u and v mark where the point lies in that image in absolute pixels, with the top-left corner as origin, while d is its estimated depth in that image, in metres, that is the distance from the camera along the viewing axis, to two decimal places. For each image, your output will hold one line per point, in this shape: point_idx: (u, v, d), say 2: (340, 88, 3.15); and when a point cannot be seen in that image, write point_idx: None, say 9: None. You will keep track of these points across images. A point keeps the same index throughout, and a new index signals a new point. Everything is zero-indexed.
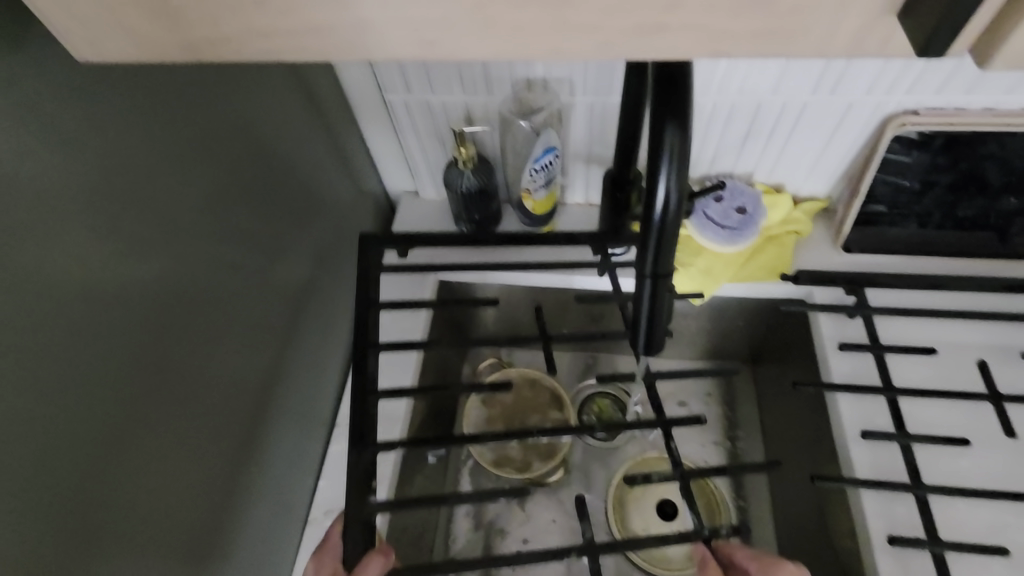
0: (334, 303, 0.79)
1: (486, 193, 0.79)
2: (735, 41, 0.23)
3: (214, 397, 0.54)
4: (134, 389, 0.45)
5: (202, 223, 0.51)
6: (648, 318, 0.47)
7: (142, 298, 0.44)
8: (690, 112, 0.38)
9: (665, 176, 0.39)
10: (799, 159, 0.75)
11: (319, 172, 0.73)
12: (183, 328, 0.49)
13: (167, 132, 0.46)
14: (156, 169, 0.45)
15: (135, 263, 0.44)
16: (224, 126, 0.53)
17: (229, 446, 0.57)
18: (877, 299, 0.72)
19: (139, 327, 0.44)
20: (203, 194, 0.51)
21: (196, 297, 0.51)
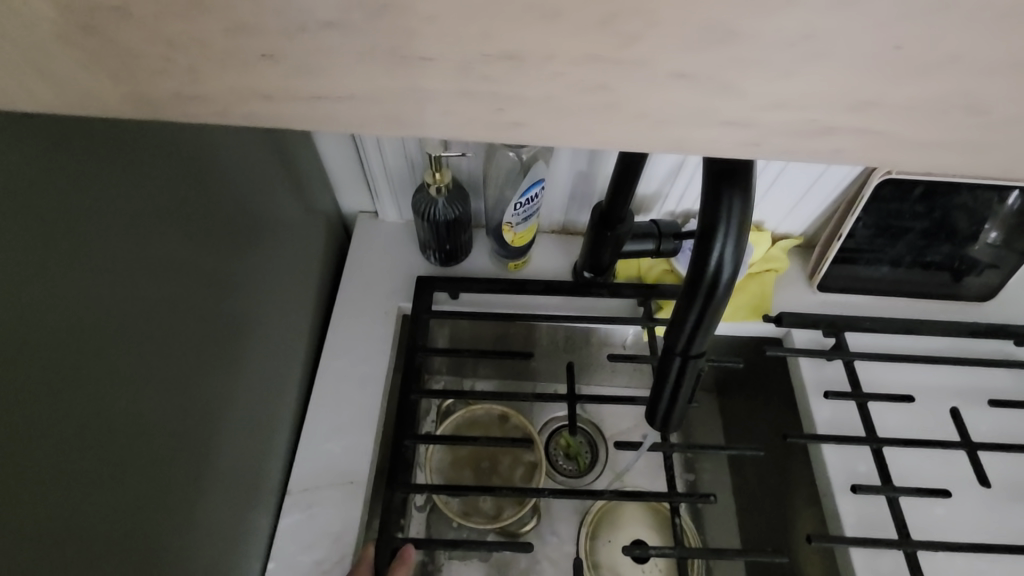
0: (287, 347, 0.69)
1: (460, 223, 0.72)
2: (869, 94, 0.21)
3: (147, 493, 0.44)
4: (38, 519, 0.34)
5: (131, 277, 0.41)
6: (674, 395, 0.42)
7: (47, 384, 0.34)
8: (752, 178, 0.33)
9: (720, 246, 0.34)
10: (782, 199, 0.74)
11: (269, 202, 0.63)
12: (105, 413, 0.39)
13: (81, 166, 0.36)
14: (66, 215, 0.35)
15: (35, 339, 0.33)
16: (155, 168, 0.43)
17: (168, 543, 0.47)
18: (855, 343, 0.72)
19: (50, 435, 0.34)
20: (130, 255, 0.40)
21: (123, 370, 0.40)
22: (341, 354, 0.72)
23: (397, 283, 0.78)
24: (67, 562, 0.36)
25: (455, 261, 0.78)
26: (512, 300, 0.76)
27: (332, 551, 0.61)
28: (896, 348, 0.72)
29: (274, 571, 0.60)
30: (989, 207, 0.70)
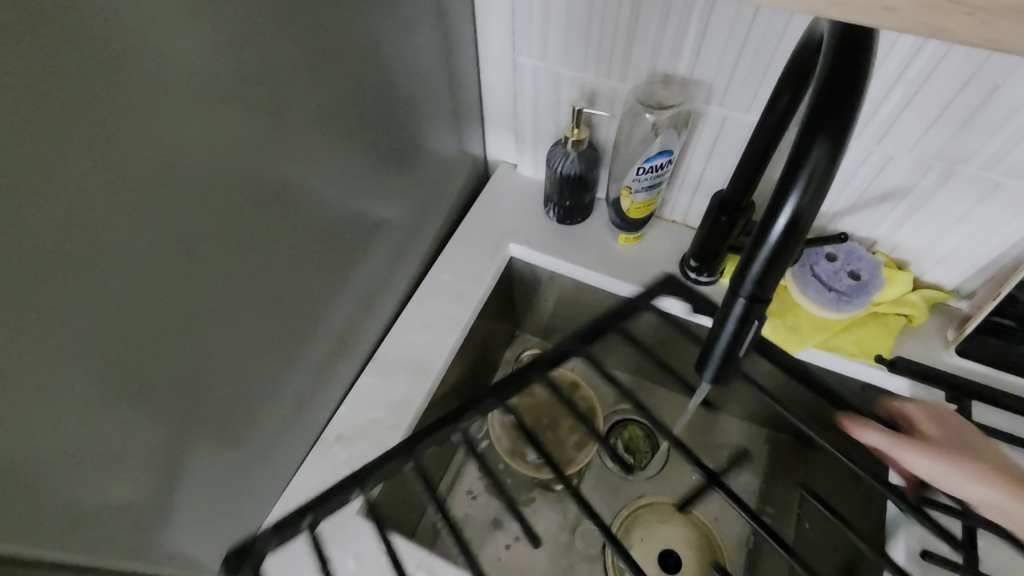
0: (404, 247, 0.79)
1: (585, 181, 0.77)
2: None
3: (277, 294, 0.56)
4: (211, 264, 0.46)
5: (313, 126, 0.52)
6: (728, 343, 0.43)
7: (245, 177, 0.46)
8: (851, 126, 0.34)
9: (800, 191, 0.35)
10: (934, 241, 0.67)
11: (429, 117, 0.73)
12: (266, 215, 0.51)
13: (310, 30, 0.47)
14: (291, 60, 0.46)
15: (249, 141, 0.45)
16: (360, 43, 0.55)
17: (276, 344, 0.58)
18: (981, 416, 0.64)
19: (239, 205, 0.46)
20: (323, 101, 0.52)
21: (287, 192, 0.52)
22: (448, 270, 0.82)
23: (514, 226, 0.85)
24: (217, 313, 0.49)
25: (570, 220, 0.83)
26: (613, 270, 0.79)
27: (392, 418, 0.71)
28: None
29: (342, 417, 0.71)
30: None
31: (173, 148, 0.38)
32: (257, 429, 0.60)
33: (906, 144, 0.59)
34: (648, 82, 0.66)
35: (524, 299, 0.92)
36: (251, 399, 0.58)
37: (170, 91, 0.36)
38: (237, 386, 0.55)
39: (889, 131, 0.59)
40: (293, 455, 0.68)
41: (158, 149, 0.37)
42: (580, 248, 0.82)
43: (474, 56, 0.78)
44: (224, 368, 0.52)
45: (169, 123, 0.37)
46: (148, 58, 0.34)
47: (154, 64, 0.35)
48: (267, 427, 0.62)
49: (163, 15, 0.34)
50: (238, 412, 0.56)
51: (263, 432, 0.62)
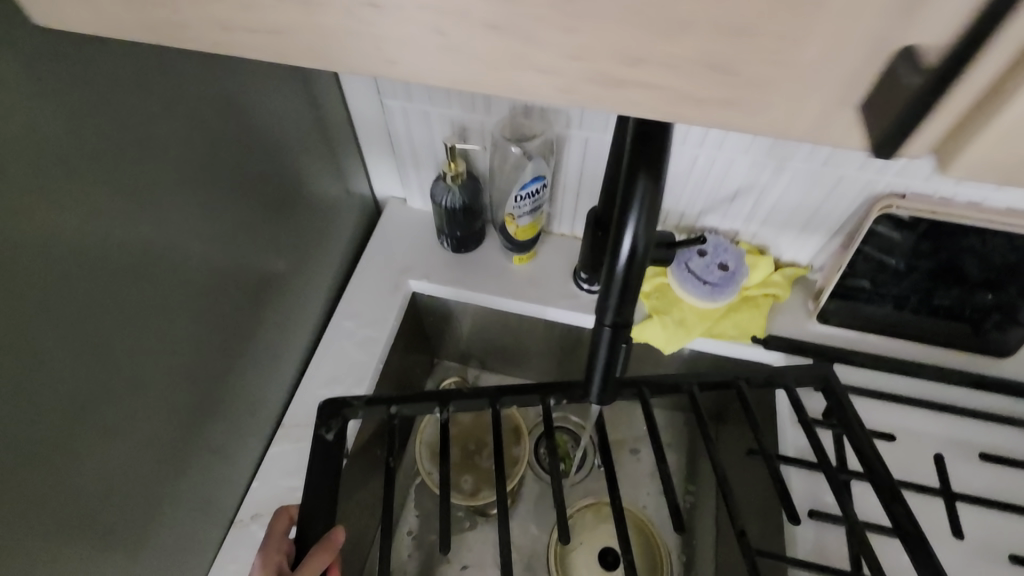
0: (299, 302, 0.77)
1: (472, 211, 0.79)
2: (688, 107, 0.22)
3: (159, 384, 0.53)
4: (59, 377, 0.42)
5: (162, 205, 0.49)
6: (603, 366, 0.46)
7: (85, 273, 0.43)
8: (664, 164, 0.37)
9: (632, 226, 0.38)
10: (784, 226, 0.75)
11: (304, 168, 0.72)
12: (125, 313, 0.47)
13: (130, 110, 0.44)
14: (113, 145, 0.43)
15: (83, 242, 0.42)
16: (206, 111, 0.53)
17: (165, 436, 0.55)
18: (844, 376, 0.71)
19: (85, 308, 0.43)
20: (170, 179, 0.50)
21: (150, 281, 0.50)
22: (350, 317, 0.81)
23: (411, 261, 0.85)
24: (93, 419, 0.46)
25: (466, 248, 0.85)
26: (514, 291, 0.82)
27: None
28: (892, 388, 0.70)
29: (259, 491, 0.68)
30: (1005, 254, 0.65)
31: None
32: (159, 528, 0.56)
33: (741, 148, 0.66)
34: (511, 113, 0.69)
35: (436, 329, 0.93)
36: (149, 499, 0.54)
37: None
38: (130, 489, 0.52)
39: (725, 138, 0.66)
40: (209, 544, 0.65)
41: None
42: (479, 274, 0.83)
43: (342, 101, 0.77)
44: (111, 475, 0.49)
45: None
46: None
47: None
48: (172, 524, 0.58)
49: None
50: (131, 520, 0.52)
51: (169, 528, 0.58)
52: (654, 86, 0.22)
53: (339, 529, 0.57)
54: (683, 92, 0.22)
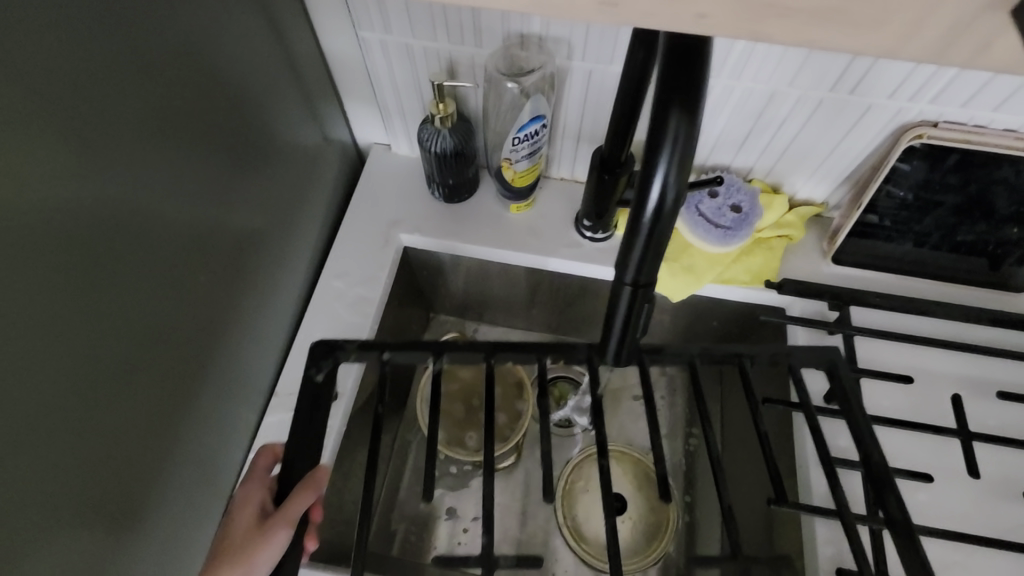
0: (283, 263, 0.72)
1: (464, 157, 0.72)
2: (776, 27, 0.17)
3: (138, 364, 0.49)
4: (22, 366, 0.38)
5: (119, 162, 0.43)
6: (621, 328, 0.42)
7: (33, 247, 0.38)
8: (701, 97, 0.32)
9: (663, 172, 0.33)
10: (802, 162, 0.70)
11: (276, 113, 0.65)
12: (89, 289, 0.42)
13: (62, 50, 0.37)
14: (48, 94, 0.37)
15: (26, 211, 0.37)
16: (156, 49, 0.45)
17: (151, 416, 0.52)
18: (861, 319, 0.68)
19: (39, 289, 0.38)
20: (125, 132, 0.44)
21: (116, 251, 0.44)
22: (339, 277, 0.76)
23: (399, 214, 0.79)
24: (67, 406, 0.42)
25: (459, 198, 0.79)
26: (512, 241, 0.77)
27: None
28: (909, 328, 0.68)
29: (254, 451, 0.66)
30: None
31: None
32: (155, 508, 0.54)
33: (761, 75, 0.60)
34: (506, 45, 0.62)
35: (430, 284, 0.88)
36: (140, 480, 0.51)
37: None
38: (120, 473, 0.48)
39: (744, 65, 0.60)
40: (207, 520, 0.63)
41: None
42: (473, 225, 0.78)
43: (313, 35, 0.69)
44: (98, 460, 0.46)
45: None
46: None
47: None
48: (166, 504, 0.56)
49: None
50: (121, 505, 0.49)
51: (164, 508, 0.56)
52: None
53: (322, 466, 0.52)
54: (779, 1, 0.16)
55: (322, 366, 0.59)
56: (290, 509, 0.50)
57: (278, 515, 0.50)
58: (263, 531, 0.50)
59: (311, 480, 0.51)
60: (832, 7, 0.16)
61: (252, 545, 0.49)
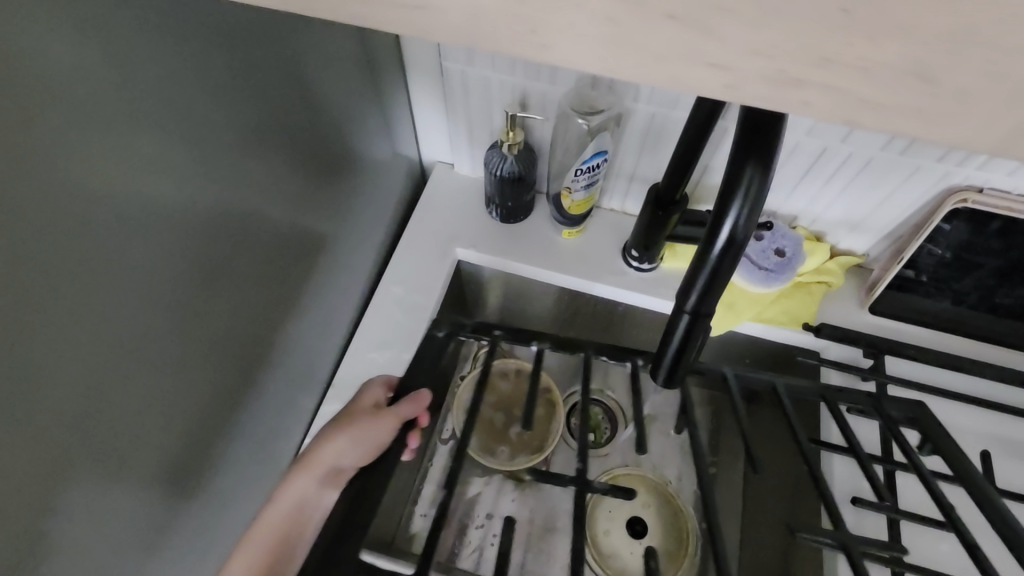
0: (349, 265, 0.79)
1: (523, 182, 0.78)
2: (869, 114, 0.21)
3: (224, 323, 0.54)
4: (149, 331, 0.44)
5: (197, 179, 0.46)
6: (675, 354, 0.46)
7: (133, 248, 0.40)
8: (776, 156, 0.36)
9: (735, 213, 0.37)
10: (845, 212, 0.73)
11: (353, 124, 0.71)
12: (167, 298, 0.45)
13: (181, 63, 0.41)
14: (186, 95, 0.42)
15: (162, 199, 0.42)
16: (266, 50, 0.51)
17: (228, 373, 0.56)
18: (894, 369, 0.71)
19: (164, 259, 0.44)
20: (234, 119, 0.49)
21: (191, 269, 0.47)
22: (397, 282, 0.80)
23: (457, 230, 0.84)
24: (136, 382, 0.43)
25: (515, 219, 0.84)
26: (559, 263, 0.81)
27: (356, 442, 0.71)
28: (939, 383, 0.71)
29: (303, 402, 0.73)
30: None
31: (66, 230, 0.35)
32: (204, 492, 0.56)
33: (815, 131, 0.63)
34: (578, 84, 0.68)
35: (475, 299, 0.92)
36: (194, 460, 0.53)
37: (63, 168, 0.34)
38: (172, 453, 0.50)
39: (801, 122, 0.63)
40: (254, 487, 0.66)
41: (56, 232, 0.35)
42: (527, 244, 0.83)
43: (394, 35, 0.74)
44: (150, 454, 0.47)
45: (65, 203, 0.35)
46: (10, 111, 0.30)
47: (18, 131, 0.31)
48: (227, 468, 0.59)
49: (46, 59, 0.32)
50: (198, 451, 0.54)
51: (211, 494, 0.57)
52: (838, 88, 0.21)
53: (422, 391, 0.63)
54: (870, 97, 0.21)
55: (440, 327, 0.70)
56: (403, 408, 0.60)
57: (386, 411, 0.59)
58: (380, 414, 0.60)
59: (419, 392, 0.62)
60: (909, 108, 0.21)
61: (368, 423, 0.59)
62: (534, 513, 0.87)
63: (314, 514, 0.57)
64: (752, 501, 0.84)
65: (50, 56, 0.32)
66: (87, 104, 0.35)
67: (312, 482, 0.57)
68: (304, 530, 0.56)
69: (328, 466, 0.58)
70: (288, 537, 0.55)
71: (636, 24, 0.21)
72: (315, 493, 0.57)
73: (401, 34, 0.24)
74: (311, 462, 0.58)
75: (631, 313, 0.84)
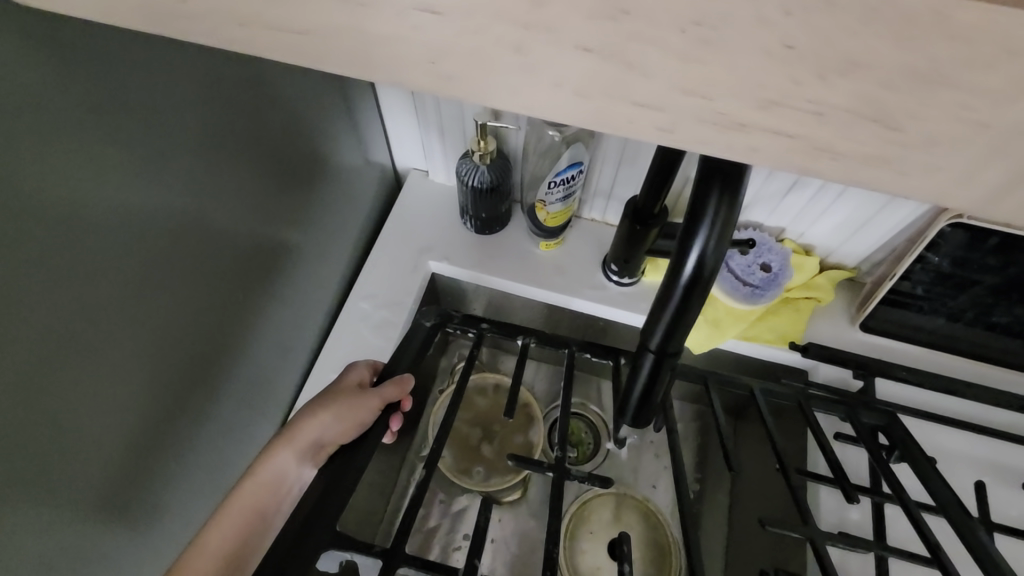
0: (317, 278, 0.76)
1: (498, 192, 0.74)
2: (831, 164, 0.18)
3: (177, 359, 0.50)
4: (94, 378, 0.40)
5: (144, 217, 0.42)
6: (643, 391, 0.42)
7: (59, 290, 0.36)
8: (745, 185, 0.33)
9: (700, 244, 0.34)
10: (835, 225, 0.69)
11: (317, 134, 0.68)
12: (111, 341, 0.41)
13: (109, 79, 0.37)
14: (120, 118, 0.38)
15: (101, 235, 0.38)
16: (217, 64, 0.47)
17: (185, 411, 0.52)
18: (884, 390, 0.68)
19: (106, 298, 0.40)
20: (184, 141, 0.45)
21: (140, 308, 0.43)
22: (366, 297, 0.77)
23: (431, 241, 0.81)
24: (78, 432, 0.40)
25: (490, 230, 0.80)
26: (535, 277, 0.77)
27: None
28: (932, 406, 0.67)
29: (264, 425, 0.70)
30: None
31: None
32: (157, 531, 0.52)
33: None
34: None
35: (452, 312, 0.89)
36: (146, 498, 0.49)
37: None
38: (117, 496, 0.45)
39: None
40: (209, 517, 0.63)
41: None
42: (502, 256, 0.79)
43: None
44: (91, 502, 0.42)
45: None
46: None
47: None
48: None
49: None
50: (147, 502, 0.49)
51: (166, 532, 0.53)
52: (792, 134, 0.17)
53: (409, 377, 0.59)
54: (831, 146, 0.17)
55: (428, 315, 0.67)
56: (389, 390, 0.56)
57: (374, 391, 0.55)
58: (364, 392, 0.55)
59: (406, 377, 0.58)
60: (879, 159, 0.17)
61: (354, 401, 0.54)
62: (512, 536, 0.83)
63: (291, 488, 0.50)
64: (738, 525, 0.80)
65: None
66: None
67: (293, 455, 0.50)
68: (281, 505, 0.49)
69: (312, 441, 0.51)
70: (262, 513, 0.48)
71: (548, 56, 0.17)
72: (294, 469, 0.50)
73: (288, 62, 0.21)
74: (295, 434, 0.51)
75: (611, 329, 0.80)
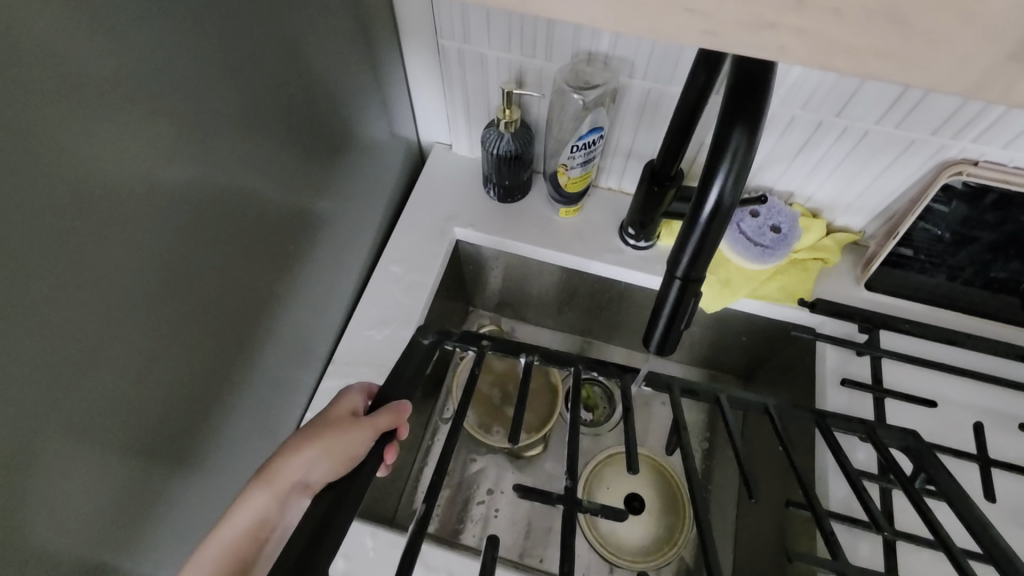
0: (348, 242, 0.80)
1: (521, 161, 0.78)
2: (845, 57, 0.22)
3: (224, 298, 0.54)
4: (152, 299, 0.44)
5: (195, 159, 0.46)
6: (667, 319, 0.46)
7: (129, 217, 0.40)
8: (763, 120, 0.37)
9: (722, 178, 0.38)
10: (841, 188, 0.73)
11: (352, 103, 0.72)
12: (166, 269, 0.45)
13: (175, 32, 0.41)
14: (180, 68, 0.42)
15: (159, 165, 0.42)
16: (258, 26, 0.51)
17: (225, 346, 0.57)
18: (888, 342, 0.72)
19: (164, 229, 0.44)
20: (230, 93, 0.49)
21: (191, 242, 0.47)
22: (395, 261, 0.81)
23: (455, 209, 0.85)
24: (141, 348, 0.44)
25: (512, 198, 0.84)
26: (555, 241, 0.81)
27: None
28: (934, 357, 0.71)
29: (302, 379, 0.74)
30: None
31: (69, 195, 0.35)
32: (201, 463, 0.56)
33: (809, 104, 0.64)
34: (574, 61, 0.69)
35: (473, 279, 0.93)
36: (190, 425, 0.53)
37: (68, 131, 0.34)
38: (169, 418, 0.49)
39: (795, 93, 0.63)
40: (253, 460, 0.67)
41: (65, 200, 0.35)
42: (524, 222, 0.83)
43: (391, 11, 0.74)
44: (148, 420, 0.47)
45: (70, 165, 0.35)
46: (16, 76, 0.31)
47: (15, 96, 0.31)
48: (225, 440, 0.60)
49: (50, 26, 0.32)
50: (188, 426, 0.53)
51: (211, 461, 0.58)
52: (814, 32, 0.21)
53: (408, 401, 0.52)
54: (845, 41, 0.21)
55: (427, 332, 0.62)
56: (383, 418, 0.50)
57: (365, 420, 0.49)
58: (356, 421, 0.49)
59: (403, 404, 0.51)
60: (885, 50, 0.21)
61: (344, 431, 0.48)
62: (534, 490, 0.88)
63: (274, 532, 0.47)
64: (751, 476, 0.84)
65: (48, 22, 0.32)
66: (92, 73, 0.35)
67: (271, 497, 0.47)
68: (263, 552, 0.46)
69: (295, 482, 0.47)
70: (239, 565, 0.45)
71: None
72: (272, 512, 0.47)
73: None
74: (273, 475, 0.47)
75: (628, 292, 0.84)
